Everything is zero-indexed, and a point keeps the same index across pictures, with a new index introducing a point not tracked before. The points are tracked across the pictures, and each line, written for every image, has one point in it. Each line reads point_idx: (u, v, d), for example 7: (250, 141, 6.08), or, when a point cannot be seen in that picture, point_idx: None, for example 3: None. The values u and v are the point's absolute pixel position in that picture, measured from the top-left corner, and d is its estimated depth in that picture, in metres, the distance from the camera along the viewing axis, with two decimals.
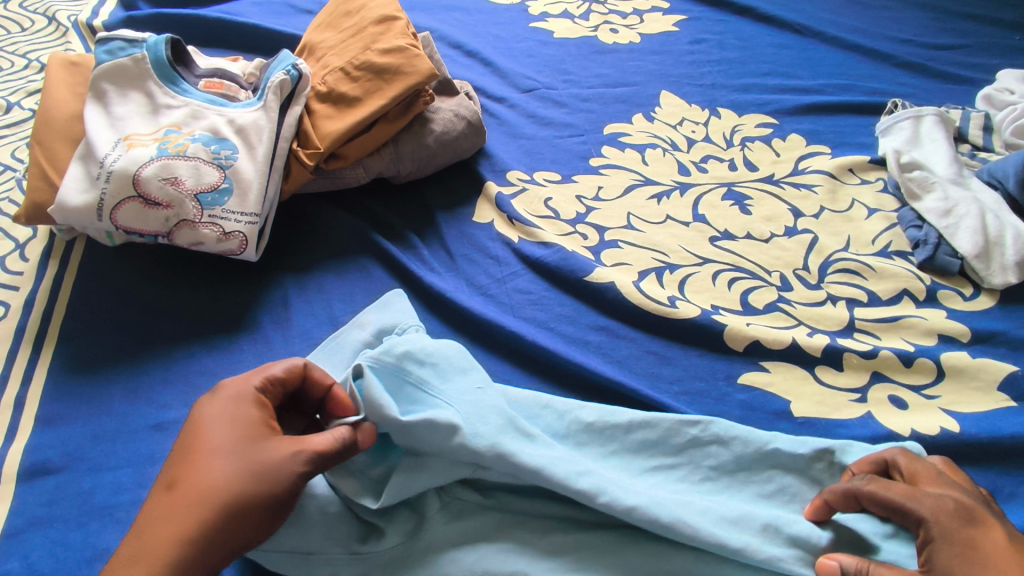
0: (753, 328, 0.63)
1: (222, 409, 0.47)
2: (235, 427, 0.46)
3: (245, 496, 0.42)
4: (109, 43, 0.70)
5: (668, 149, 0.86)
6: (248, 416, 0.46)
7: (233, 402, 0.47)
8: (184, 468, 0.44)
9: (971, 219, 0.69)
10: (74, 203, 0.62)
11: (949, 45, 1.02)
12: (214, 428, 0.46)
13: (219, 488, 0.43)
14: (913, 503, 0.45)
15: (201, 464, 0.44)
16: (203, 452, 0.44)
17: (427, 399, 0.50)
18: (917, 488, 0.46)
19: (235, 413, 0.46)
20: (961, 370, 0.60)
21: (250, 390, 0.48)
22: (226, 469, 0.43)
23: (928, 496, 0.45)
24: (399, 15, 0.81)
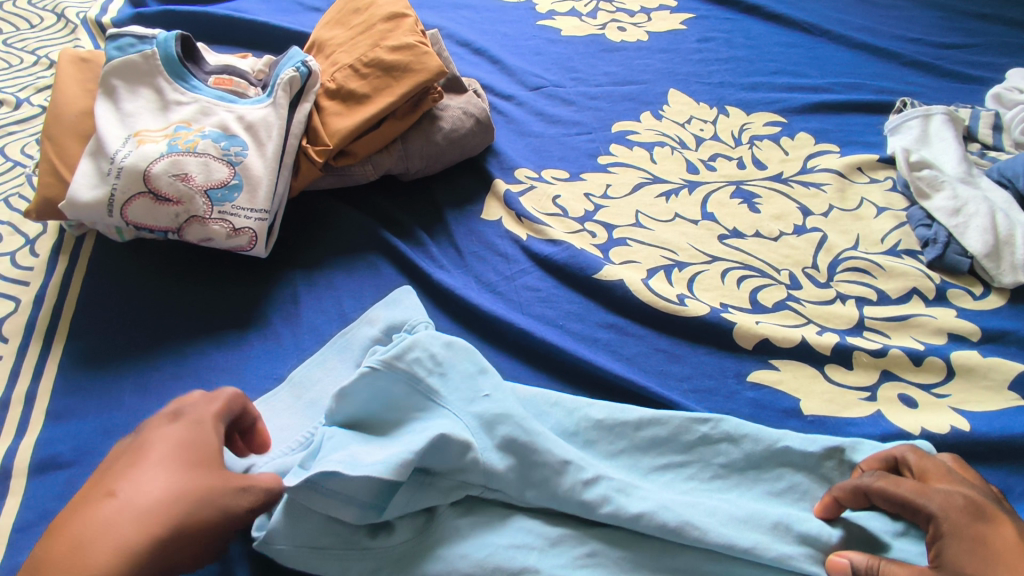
0: (763, 326, 0.63)
1: (180, 428, 0.46)
2: (188, 449, 0.45)
3: (189, 519, 0.42)
4: (120, 39, 0.70)
5: (676, 147, 0.86)
6: (207, 439, 0.46)
7: (195, 423, 0.47)
8: (127, 482, 0.43)
9: (980, 218, 0.69)
10: (85, 199, 0.62)
11: (958, 44, 1.02)
12: (167, 446, 0.45)
13: (161, 506, 0.41)
14: (921, 498, 0.45)
15: (152, 477, 0.43)
16: (153, 466, 0.44)
17: (437, 409, 0.51)
18: (926, 484, 0.46)
19: (192, 434, 0.46)
20: (971, 369, 0.60)
21: (210, 415, 0.48)
22: (168, 486, 0.42)
23: (938, 492, 0.45)
24: (408, 13, 0.81)
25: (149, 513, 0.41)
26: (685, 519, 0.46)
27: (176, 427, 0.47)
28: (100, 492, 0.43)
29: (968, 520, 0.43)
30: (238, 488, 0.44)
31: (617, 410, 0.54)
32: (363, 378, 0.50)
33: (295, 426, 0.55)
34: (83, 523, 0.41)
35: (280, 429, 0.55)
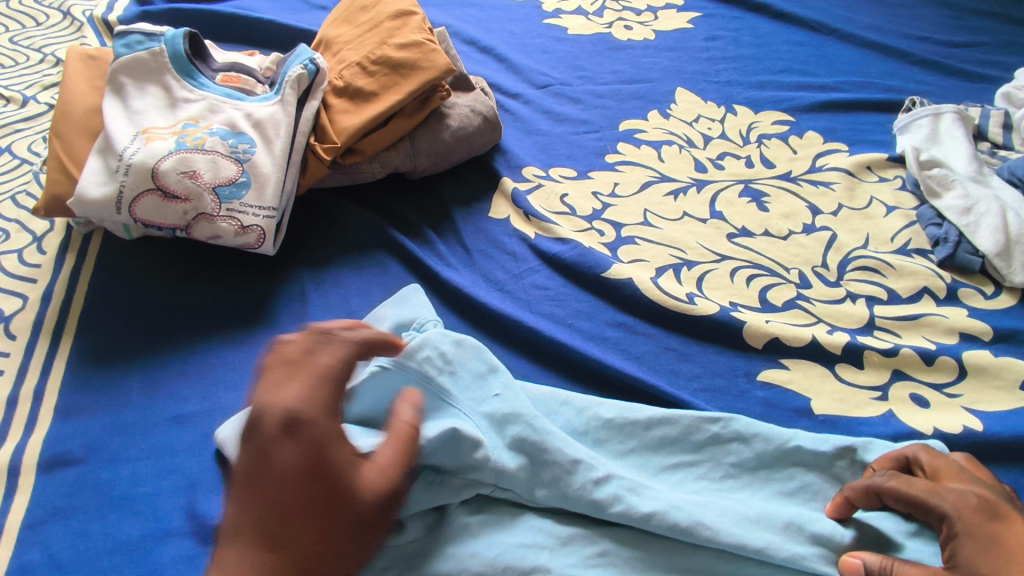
0: (772, 325, 0.63)
1: (307, 407, 0.41)
2: (323, 466, 0.40)
3: (355, 544, 0.40)
4: (128, 36, 0.70)
5: (684, 145, 0.85)
6: (337, 413, 0.42)
7: (318, 397, 0.41)
8: (270, 527, 0.38)
9: (992, 217, 0.69)
10: (93, 196, 0.62)
11: (967, 43, 1.02)
12: (295, 470, 0.39)
13: (321, 545, 0.39)
14: (935, 499, 0.44)
15: (326, 480, 0.39)
16: (298, 463, 0.39)
17: (447, 409, 0.51)
18: (938, 484, 0.46)
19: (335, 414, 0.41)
20: (983, 368, 0.60)
21: (329, 417, 0.41)
22: (318, 524, 0.39)
23: (950, 492, 0.45)
24: (416, 10, 0.80)
25: (315, 525, 0.39)
26: (696, 518, 0.46)
27: (300, 404, 0.41)
28: (253, 500, 0.39)
29: (981, 521, 0.43)
30: (380, 486, 0.41)
31: (627, 409, 0.54)
32: (373, 378, 0.51)
33: None
34: (245, 540, 0.38)
35: None
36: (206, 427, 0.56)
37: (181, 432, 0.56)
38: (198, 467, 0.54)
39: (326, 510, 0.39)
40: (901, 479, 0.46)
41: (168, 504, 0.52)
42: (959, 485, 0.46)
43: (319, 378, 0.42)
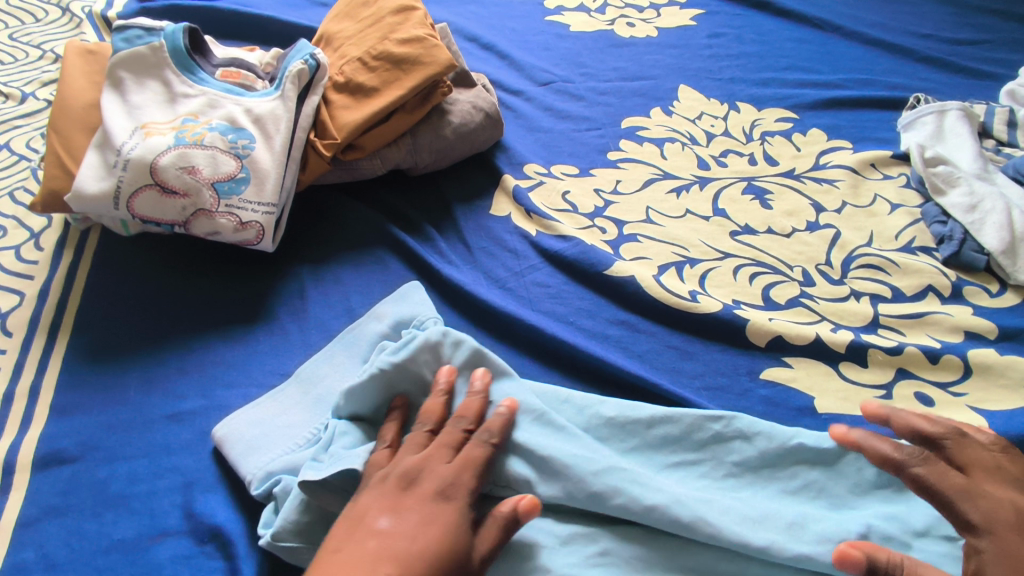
0: (776, 323, 0.62)
1: (418, 462, 0.46)
2: (445, 523, 0.43)
3: None
4: (127, 31, 0.69)
5: (687, 143, 0.85)
6: (475, 469, 0.46)
7: (428, 456, 0.47)
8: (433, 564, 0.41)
9: (997, 215, 0.68)
10: (91, 191, 0.61)
11: (971, 40, 1.01)
12: (436, 519, 0.43)
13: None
14: (961, 498, 0.45)
15: (445, 510, 0.44)
16: (406, 504, 0.44)
17: None
18: (977, 486, 0.46)
19: (454, 467, 0.46)
20: (989, 367, 0.59)
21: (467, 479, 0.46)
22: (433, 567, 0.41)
23: (980, 497, 0.45)
24: (418, 5, 0.80)
25: (422, 552, 0.41)
26: (698, 518, 0.45)
27: (410, 460, 0.47)
28: (358, 531, 0.42)
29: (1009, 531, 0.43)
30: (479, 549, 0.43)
31: (629, 406, 0.53)
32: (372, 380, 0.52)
33: (303, 422, 0.55)
34: (348, 556, 0.40)
35: (287, 425, 0.54)
36: (204, 425, 0.56)
37: (178, 430, 0.56)
38: (196, 464, 0.54)
39: (433, 543, 0.42)
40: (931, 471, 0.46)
41: (165, 503, 0.51)
42: (995, 490, 0.45)
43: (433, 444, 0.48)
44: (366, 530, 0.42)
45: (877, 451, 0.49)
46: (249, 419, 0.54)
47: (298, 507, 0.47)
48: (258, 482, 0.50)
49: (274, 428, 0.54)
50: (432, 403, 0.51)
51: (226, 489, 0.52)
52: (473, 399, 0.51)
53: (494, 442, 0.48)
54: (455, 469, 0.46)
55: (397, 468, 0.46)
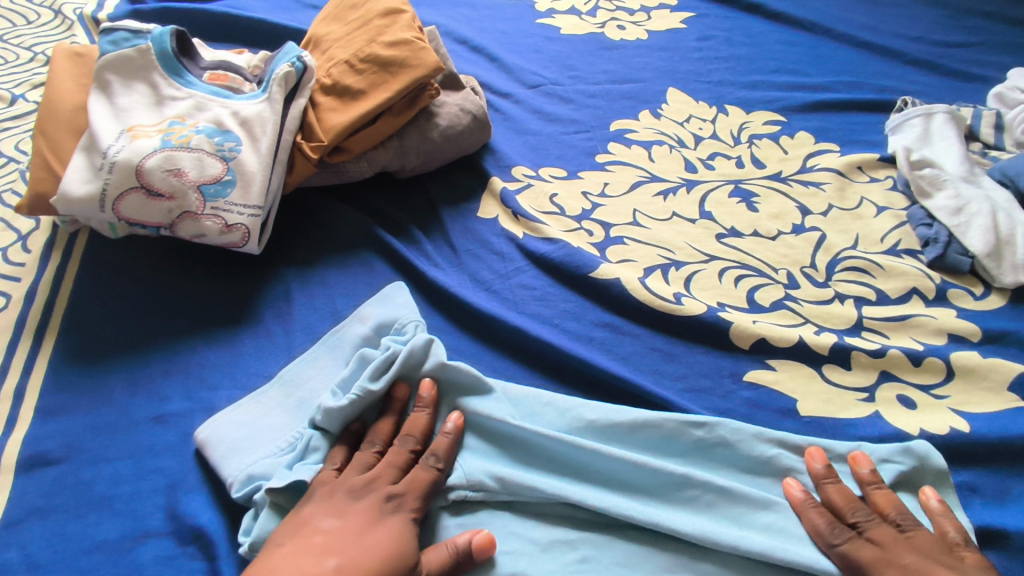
0: (760, 325, 0.62)
1: (365, 480, 0.48)
2: (389, 538, 0.44)
3: None
4: (114, 34, 0.70)
5: (675, 145, 0.85)
6: (420, 490, 0.47)
7: (375, 476, 0.48)
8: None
9: (982, 218, 0.68)
10: (77, 194, 0.62)
11: (960, 43, 1.01)
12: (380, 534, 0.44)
13: None
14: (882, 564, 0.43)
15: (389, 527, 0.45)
16: (353, 522, 0.45)
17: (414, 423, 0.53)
18: (893, 556, 0.43)
19: (401, 488, 0.47)
20: (971, 370, 0.59)
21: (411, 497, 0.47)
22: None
23: (894, 564, 0.43)
24: (406, 8, 0.80)
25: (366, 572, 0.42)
26: (676, 527, 0.46)
27: (358, 480, 0.48)
28: (305, 551, 0.43)
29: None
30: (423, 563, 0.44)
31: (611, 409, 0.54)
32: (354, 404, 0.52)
33: (285, 425, 0.55)
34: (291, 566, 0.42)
35: (269, 428, 0.54)
36: (188, 427, 0.56)
37: (163, 432, 0.56)
38: (179, 466, 0.54)
39: (378, 563, 0.42)
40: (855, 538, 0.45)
41: (148, 505, 0.51)
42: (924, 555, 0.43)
43: (381, 463, 0.49)
44: (314, 551, 0.43)
45: (809, 517, 0.47)
46: (232, 421, 0.54)
47: (273, 514, 0.48)
48: (238, 486, 0.50)
49: (257, 430, 0.54)
50: (381, 423, 0.52)
51: (209, 490, 0.52)
52: (421, 415, 0.52)
53: (441, 464, 0.49)
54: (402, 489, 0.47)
55: (344, 487, 0.47)
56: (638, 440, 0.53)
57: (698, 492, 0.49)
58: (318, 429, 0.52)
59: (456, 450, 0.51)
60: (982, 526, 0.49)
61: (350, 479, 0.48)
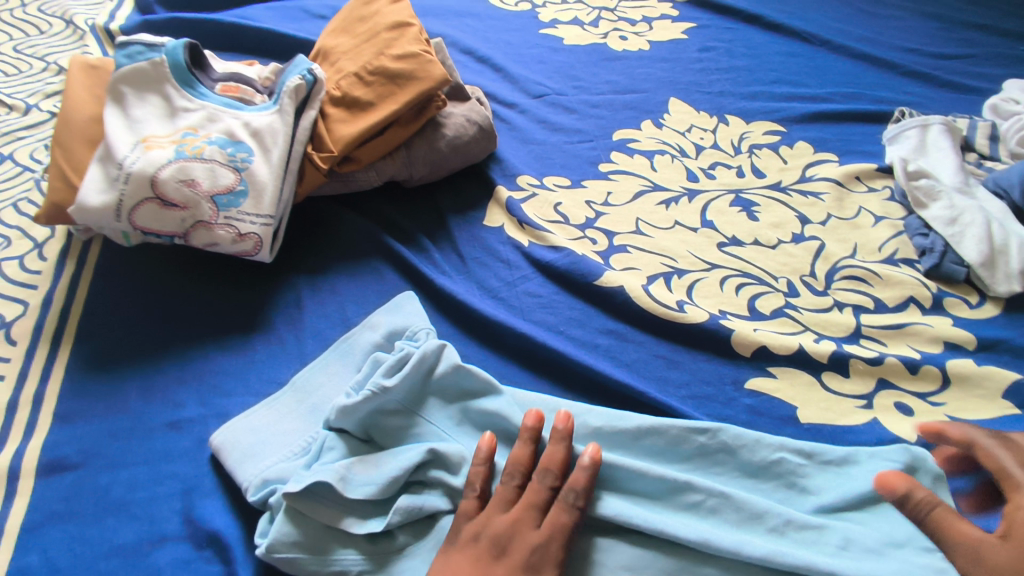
0: (760, 333, 0.64)
1: (508, 527, 0.47)
2: None
3: None
4: (129, 47, 0.71)
5: (676, 155, 0.87)
6: (562, 537, 0.47)
7: (517, 520, 0.48)
8: None
9: (977, 228, 0.70)
10: (93, 204, 0.63)
11: (956, 54, 1.03)
12: None
13: None
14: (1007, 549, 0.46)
15: None
16: (497, 573, 0.45)
17: (423, 425, 0.55)
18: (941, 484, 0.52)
19: (543, 534, 0.47)
20: (966, 377, 0.61)
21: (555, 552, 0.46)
22: None
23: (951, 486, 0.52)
24: (413, 21, 0.82)
25: None
26: (679, 534, 0.47)
27: (504, 523, 0.47)
28: None
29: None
30: None
31: (615, 416, 0.55)
32: (367, 401, 0.53)
33: (298, 430, 0.56)
34: None
35: (282, 433, 0.56)
36: (203, 432, 0.57)
37: (178, 437, 0.57)
38: (194, 471, 0.55)
39: None
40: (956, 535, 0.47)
41: (165, 509, 0.53)
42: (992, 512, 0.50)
43: (521, 504, 0.49)
44: None
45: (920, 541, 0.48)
46: (246, 426, 0.56)
47: (288, 518, 0.49)
48: (254, 489, 0.51)
49: (270, 435, 0.55)
50: (518, 451, 0.52)
51: (223, 494, 0.54)
52: (557, 448, 0.52)
53: (581, 502, 0.48)
54: (544, 538, 0.46)
55: (489, 530, 0.47)
56: (642, 447, 0.54)
57: (701, 497, 0.50)
58: (333, 431, 0.54)
59: (594, 483, 0.50)
60: None
61: (494, 518, 0.48)
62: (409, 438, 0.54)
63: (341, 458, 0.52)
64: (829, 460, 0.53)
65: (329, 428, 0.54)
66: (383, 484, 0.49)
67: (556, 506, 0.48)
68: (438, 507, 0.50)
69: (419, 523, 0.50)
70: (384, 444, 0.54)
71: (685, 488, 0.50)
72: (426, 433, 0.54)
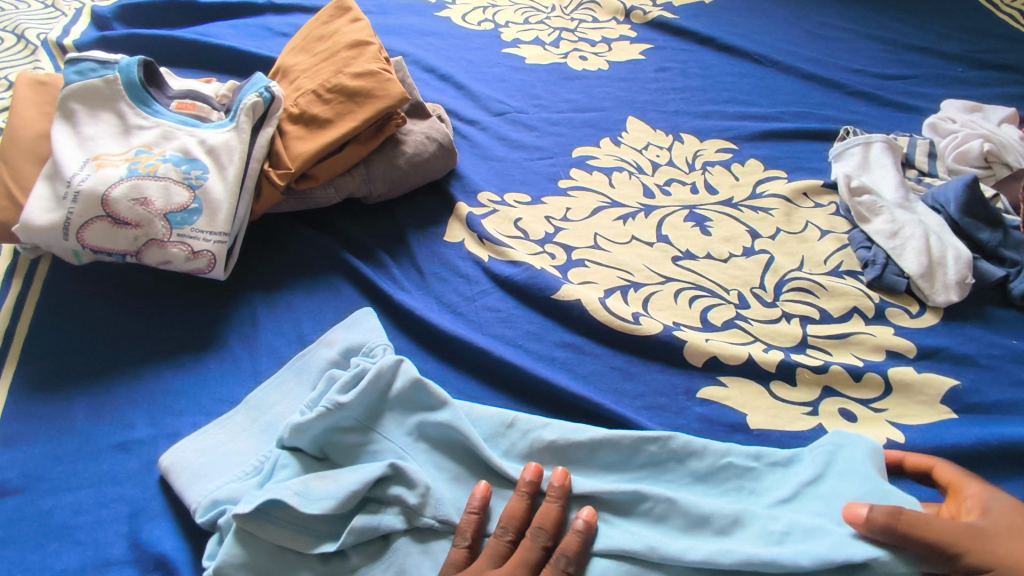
0: (712, 344, 0.65)
1: None
2: None
3: None
4: (80, 64, 0.71)
5: (633, 172, 0.89)
6: None
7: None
8: None
9: (916, 241, 0.73)
10: (40, 222, 0.62)
11: (898, 75, 1.08)
12: None
13: None
14: (1012, 524, 0.47)
15: None
16: None
17: (380, 443, 0.54)
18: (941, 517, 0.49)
19: None
20: (907, 384, 0.63)
21: None
22: None
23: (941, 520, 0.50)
24: (372, 40, 0.83)
25: None
26: (626, 546, 0.48)
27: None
28: None
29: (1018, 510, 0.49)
30: None
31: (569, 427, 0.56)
32: (320, 418, 0.53)
33: (250, 449, 0.56)
34: None
35: (233, 453, 0.55)
36: (152, 454, 0.56)
37: (125, 459, 0.56)
38: (143, 494, 0.54)
39: None
40: (977, 539, 0.46)
41: (111, 532, 0.52)
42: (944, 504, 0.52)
43: (512, 560, 0.48)
44: None
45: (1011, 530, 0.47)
46: (196, 446, 0.55)
47: (237, 540, 0.48)
48: (202, 510, 0.50)
49: (221, 455, 0.55)
50: (513, 504, 0.51)
51: (172, 516, 0.53)
52: (552, 506, 0.50)
53: (572, 567, 0.47)
54: None
55: None
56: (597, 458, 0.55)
57: (652, 505, 0.51)
58: (287, 449, 0.53)
59: (587, 547, 0.49)
60: None
61: (484, 570, 0.47)
62: (364, 455, 0.54)
63: (294, 476, 0.51)
64: (777, 461, 0.55)
65: (282, 446, 0.54)
66: (341, 499, 0.49)
67: (547, 569, 0.47)
68: (393, 527, 0.50)
69: (373, 544, 0.50)
70: (340, 462, 0.54)
71: (637, 500, 0.51)
72: (383, 450, 0.54)
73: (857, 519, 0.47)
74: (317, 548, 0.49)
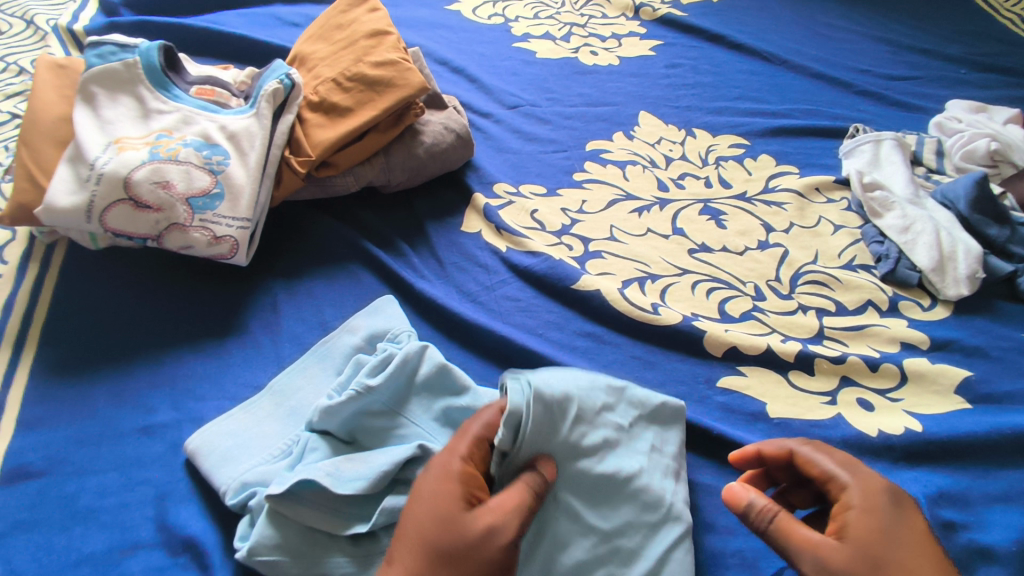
0: (731, 334, 0.66)
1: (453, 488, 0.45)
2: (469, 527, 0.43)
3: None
4: (100, 48, 0.71)
5: (647, 166, 0.90)
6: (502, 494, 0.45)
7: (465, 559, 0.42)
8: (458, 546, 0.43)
9: (927, 236, 0.75)
10: (62, 204, 0.61)
11: (904, 76, 1.10)
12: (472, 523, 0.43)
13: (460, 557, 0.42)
14: (875, 541, 0.44)
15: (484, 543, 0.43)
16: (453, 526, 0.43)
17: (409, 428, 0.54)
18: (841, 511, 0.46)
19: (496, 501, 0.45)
20: (922, 375, 0.64)
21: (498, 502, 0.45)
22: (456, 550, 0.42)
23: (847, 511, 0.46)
24: (391, 30, 0.82)
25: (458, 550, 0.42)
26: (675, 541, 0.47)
27: (471, 525, 0.43)
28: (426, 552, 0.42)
29: (895, 514, 0.46)
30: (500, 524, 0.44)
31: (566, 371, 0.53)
32: (348, 402, 0.53)
33: (277, 433, 0.55)
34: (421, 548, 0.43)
35: (260, 436, 0.55)
36: (177, 437, 0.56)
37: (149, 443, 0.56)
38: (169, 477, 0.54)
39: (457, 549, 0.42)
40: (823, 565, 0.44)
41: (137, 516, 0.51)
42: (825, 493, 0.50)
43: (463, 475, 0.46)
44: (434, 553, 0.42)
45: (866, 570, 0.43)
46: (222, 429, 0.55)
47: (270, 521, 0.48)
48: (233, 492, 0.50)
49: (247, 438, 0.55)
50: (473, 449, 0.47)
51: (199, 499, 0.53)
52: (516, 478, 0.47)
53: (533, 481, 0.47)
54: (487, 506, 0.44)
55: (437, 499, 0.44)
56: (602, 417, 0.53)
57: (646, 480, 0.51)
58: (316, 433, 0.53)
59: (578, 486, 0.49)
60: (941, 520, 0.53)
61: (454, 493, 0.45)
62: (392, 439, 0.54)
63: (324, 459, 0.51)
64: None
65: (311, 430, 0.54)
66: (374, 479, 0.49)
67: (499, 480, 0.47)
68: None
69: None
70: (368, 445, 0.54)
71: (630, 479, 0.50)
72: (410, 434, 0.54)
73: (729, 499, 0.48)
74: (347, 529, 0.48)
